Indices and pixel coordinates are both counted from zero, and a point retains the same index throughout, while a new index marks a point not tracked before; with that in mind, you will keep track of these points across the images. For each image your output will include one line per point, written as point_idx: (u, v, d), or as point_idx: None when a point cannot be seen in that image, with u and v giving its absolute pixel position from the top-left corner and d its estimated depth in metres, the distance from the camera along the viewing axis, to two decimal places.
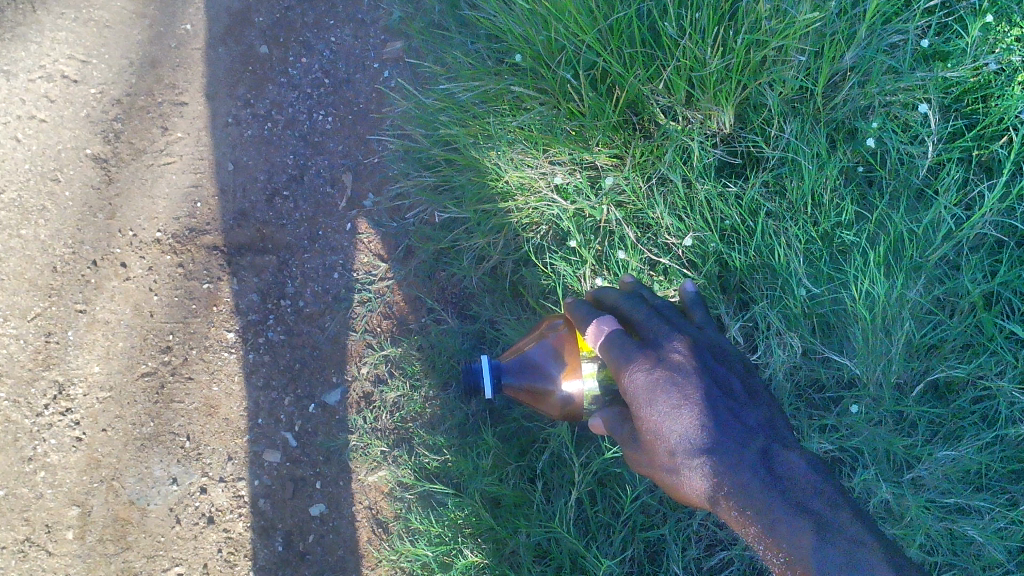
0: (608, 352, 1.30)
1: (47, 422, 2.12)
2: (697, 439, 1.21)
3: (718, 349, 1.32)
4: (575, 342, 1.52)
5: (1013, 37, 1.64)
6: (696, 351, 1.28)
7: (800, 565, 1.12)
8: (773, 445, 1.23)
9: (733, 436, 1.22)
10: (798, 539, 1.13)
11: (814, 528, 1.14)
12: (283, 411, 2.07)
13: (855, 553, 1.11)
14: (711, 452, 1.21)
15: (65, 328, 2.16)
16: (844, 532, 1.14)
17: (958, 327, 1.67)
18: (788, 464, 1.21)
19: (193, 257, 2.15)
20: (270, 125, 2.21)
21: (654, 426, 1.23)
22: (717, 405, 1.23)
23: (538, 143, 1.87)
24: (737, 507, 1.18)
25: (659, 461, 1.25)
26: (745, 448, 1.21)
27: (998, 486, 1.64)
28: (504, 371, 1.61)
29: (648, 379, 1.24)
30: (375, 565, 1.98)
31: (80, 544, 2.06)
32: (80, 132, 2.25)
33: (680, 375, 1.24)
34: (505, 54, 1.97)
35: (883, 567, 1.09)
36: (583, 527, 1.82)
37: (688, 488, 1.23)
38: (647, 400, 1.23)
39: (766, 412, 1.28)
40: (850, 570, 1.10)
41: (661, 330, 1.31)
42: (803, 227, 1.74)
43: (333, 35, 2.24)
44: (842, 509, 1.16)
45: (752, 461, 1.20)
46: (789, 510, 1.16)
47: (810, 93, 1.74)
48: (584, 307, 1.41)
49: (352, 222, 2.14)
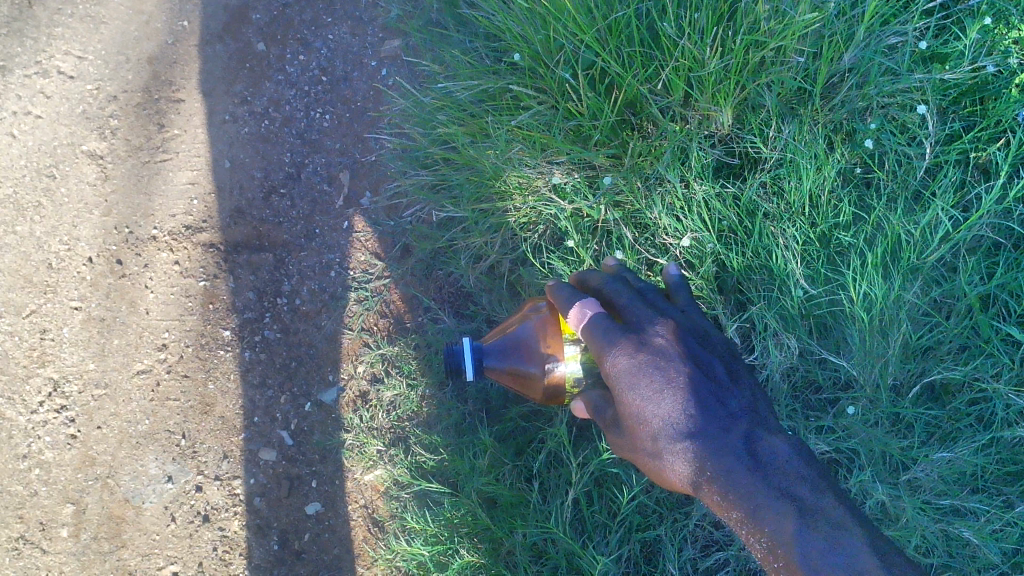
0: (592, 335, 1.33)
1: (42, 419, 2.11)
2: (679, 422, 1.25)
3: (703, 335, 1.36)
4: (558, 325, 1.54)
5: (1011, 39, 1.63)
6: (680, 336, 1.32)
7: (782, 551, 1.15)
8: (757, 432, 1.26)
9: (716, 420, 1.25)
10: (781, 524, 1.16)
11: (797, 513, 1.17)
12: (280, 409, 2.07)
13: (837, 537, 1.14)
14: (694, 436, 1.24)
15: (60, 325, 2.15)
16: (828, 517, 1.16)
17: (955, 329, 1.67)
18: (772, 451, 1.24)
19: (189, 255, 2.15)
20: (267, 122, 2.20)
21: (637, 408, 1.27)
22: (700, 389, 1.27)
23: (536, 143, 1.86)
24: (719, 492, 1.21)
25: (642, 445, 1.28)
26: (728, 432, 1.24)
27: (994, 488, 1.65)
28: (486, 354, 1.60)
29: (631, 362, 1.28)
30: (371, 564, 1.98)
31: (75, 541, 2.06)
32: (77, 129, 2.25)
33: (663, 360, 1.28)
34: (504, 52, 1.96)
35: (864, 550, 1.12)
36: (579, 527, 1.81)
37: (672, 472, 1.27)
38: (630, 383, 1.27)
39: (751, 397, 1.31)
40: (831, 554, 1.12)
41: (646, 315, 1.34)
42: (800, 229, 1.76)
43: (331, 32, 2.22)
44: (826, 494, 1.19)
45: (735, 447, 1.23)
46: (771, 495, 1.19)
47: (808, 95, 1.75)
48: (568, 289, 1.43)
49: (348, 220, 2.13)
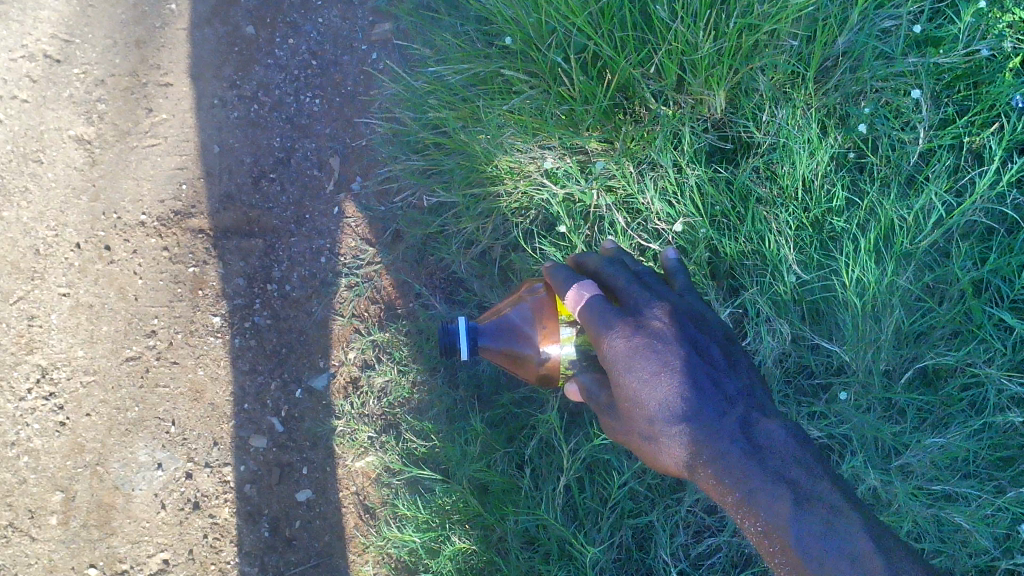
0: (588, 316, 1.31)
1: (30, 406, 2.10)
2: (674, 405, 1.25)
3: (699, 315, 1.34)
4: (554, 306, 1.51)
5: (1005, 23, 1.63)
6: (676, 317, 1.30)
7: (776, 534, 1.18)
8: (752, 414, 1.26)
9: (712, 403, 1.25)
10: (776, 509, 1.18)
11: (792, 499, 1.19)
12: (270, 396, 2.06)
13: (831, 520, 1.17)
14: (689, 419, 1.24)
15: (48, 312, 2.13)
16: (822, 501, 1.19)
17: (947, 315, 1.66)
18: (767, 434, 1.25)
19: (178, 241, 2.13)
20: (256, 107, 2.18)
21: (633, 391, 1.26)
22: (696, 372, 1.26)
23: (528, 127, 1.84)
24: (715, 476, 1.22)
25: (636, 427, 1.28)
26: (723, 416, 1.25)
27: (986, 473, 1.64)
28: (481, 334, 1.59)
29: (627, 345, 1.26)
30: (362, 551, 1.98)
31: (64, 529, 2.04)
32: (64, 113, 2.23)
33: (660, 342, 1.26)
34: (495, 36, 1.93)
35: (859, 535, 1.15)
36: (570, 514, 1.81)
37: (667, 454, 1.28)
38: (626, 365, 1.26)
39: (748, 378, 1.30)
40: (826, 539, 1.15)
41: (642, 296, 1.33)
42: (794, 214, 1.74)
43: (321, 15, 2.20)
44: (820, 477, 1.21)
45: (731, 431, 1.24)
46: (767, 481, 1.21)
47: (802, 78, 1.73)
48: (565, 272, 1.39)
49: (339, 205, 2.12)
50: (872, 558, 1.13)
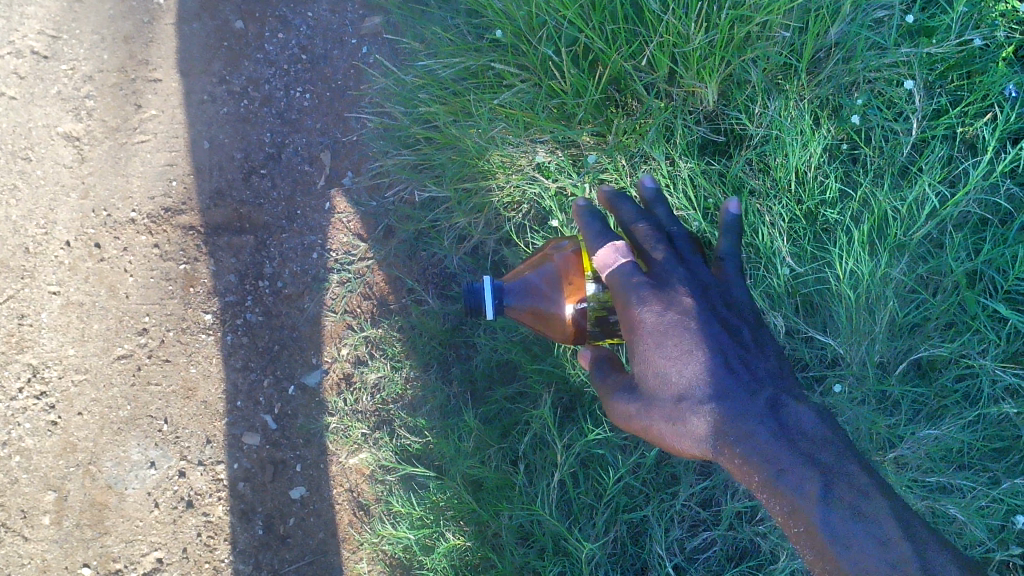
0: (617, 284, 1.30)
1: (21, 406, 2.08)
2: (702, 381, 1.24)
3: (729, 294, 1.34)
4: (580, 264, 1.47)
5: (998, 12, 1.61)
6: (707, 295, 1.30)
7: (804, 518, 1.15)
8: (781, 397, 1.25)
9: (741, 383, 1.25)
10: (806, 493, 1.15)
11: (823, 483, 1.16)
12: (263, 393, 2.05)
13: (862, 507, 1.13)
14: (717, 396, 1.24)
15: (38, 310, 2.12)
16: (853, 486, 1.16)
17: (941, 306, 1.65)
18: (796, 417, 1.23)
19: (169, 238, 2.12)
20: (246, 102, 2.17)
21: (662, 364, 1.26)
22: (726, 349, 1.26)
23: (519, 121, 1.83)
24: (742, 455, 1.21)
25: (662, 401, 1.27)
26: (753, 396, 1.24)
27: (980, 465, 1.64)
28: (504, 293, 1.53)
29: (658, 318, 1.26)
30: (357, 548, 1.97)
31: (57, 529, 2.03)
32: (52, 110, 2.21)
33: (690, 318, 1.26)
34: (485, 29, 1.92)
35: (891, 524, 1.12)
36: (564, 509, 1.80)
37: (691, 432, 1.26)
38: (655, 337, 1.26)
39: (777, 364, 1.30)
40: (856, 525, 1.12)
41: (673, 269, 1.32)
42: (787, 206, 1.74)
43: (310, 9, 2.18)
44: (852, 463, 1.18)
45: (760, 411, 1.23)
46: (796, 462, 1.18)
47: (794, 70, 1.71)
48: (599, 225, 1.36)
49: (330, 200, 2.11)
50: (902, 545, 1.10)
